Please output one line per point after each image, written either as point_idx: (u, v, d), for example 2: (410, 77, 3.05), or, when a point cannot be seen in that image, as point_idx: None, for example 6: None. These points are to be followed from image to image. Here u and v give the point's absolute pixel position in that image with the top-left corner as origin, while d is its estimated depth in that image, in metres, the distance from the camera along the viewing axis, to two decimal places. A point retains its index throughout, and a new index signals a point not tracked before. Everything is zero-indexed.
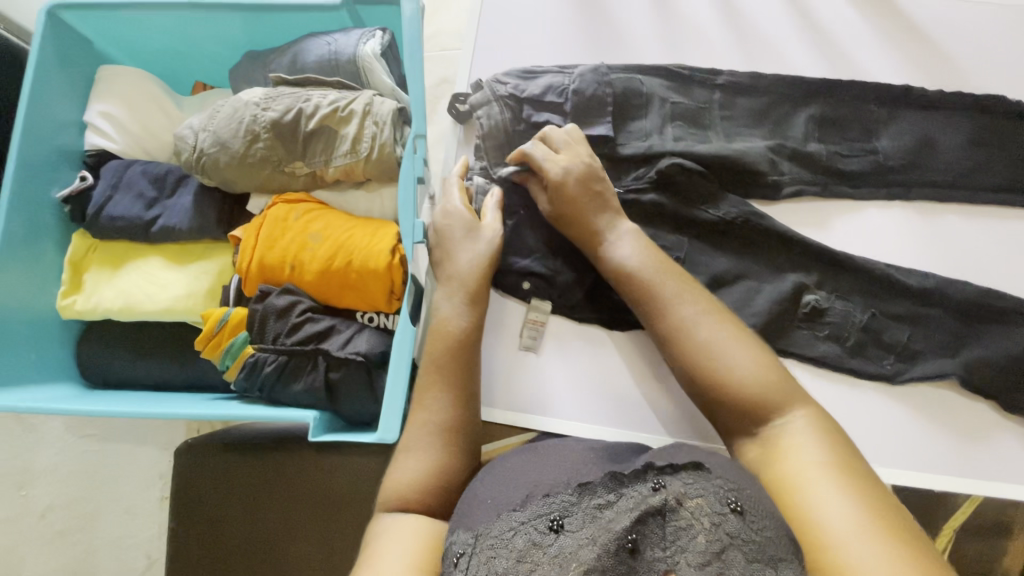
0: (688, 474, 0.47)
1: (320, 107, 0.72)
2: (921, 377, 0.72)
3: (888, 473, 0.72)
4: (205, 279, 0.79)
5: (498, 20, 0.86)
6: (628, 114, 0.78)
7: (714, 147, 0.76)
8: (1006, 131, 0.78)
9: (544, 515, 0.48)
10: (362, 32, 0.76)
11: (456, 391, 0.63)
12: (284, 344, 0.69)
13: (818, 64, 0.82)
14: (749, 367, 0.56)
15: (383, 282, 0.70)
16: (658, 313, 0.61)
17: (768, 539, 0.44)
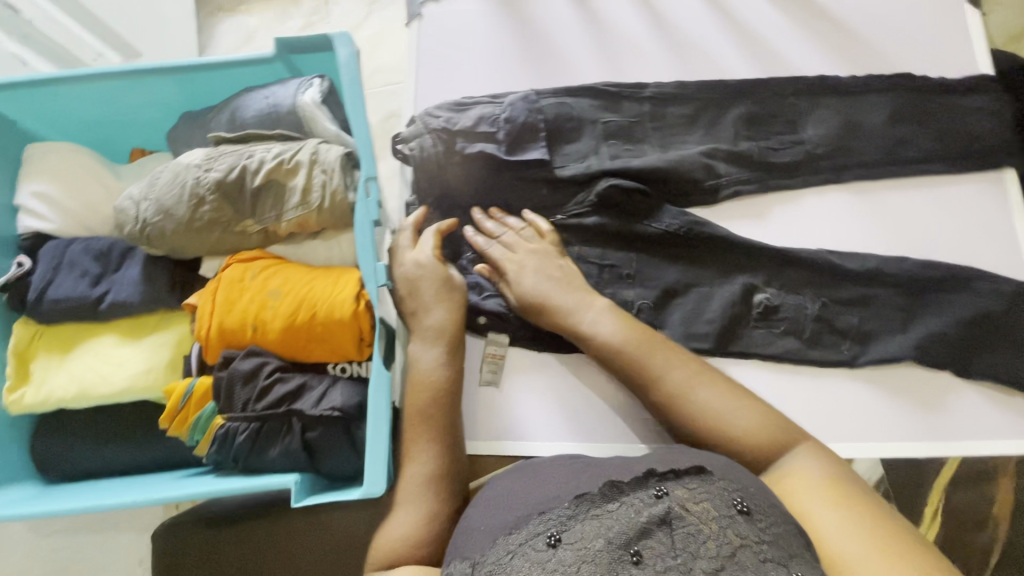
0: (691, 478, 0.48)
1: (265, 162, 0.70)
2: (877, 360, 0.75)
3: (867, 452, 0.74)
4: (165, 350, 0.75)
5: (428, 55, 0.87)
6: (562, 138, 0.79)
7: (649, 160, 0.78)
8: (919, 105, 0.82)
9: (541, 533, 0.47)
10: (300, 82, 0.75)
11: (443, 441, 0.63)
12: (254, 410, 0.66)
13: (738, 63, 0.85)
14: (751, 421, 0.55)
15: (352, 330, 0.68)
16: (648, 382, 0.60)
17: (777, 537, 0.45)
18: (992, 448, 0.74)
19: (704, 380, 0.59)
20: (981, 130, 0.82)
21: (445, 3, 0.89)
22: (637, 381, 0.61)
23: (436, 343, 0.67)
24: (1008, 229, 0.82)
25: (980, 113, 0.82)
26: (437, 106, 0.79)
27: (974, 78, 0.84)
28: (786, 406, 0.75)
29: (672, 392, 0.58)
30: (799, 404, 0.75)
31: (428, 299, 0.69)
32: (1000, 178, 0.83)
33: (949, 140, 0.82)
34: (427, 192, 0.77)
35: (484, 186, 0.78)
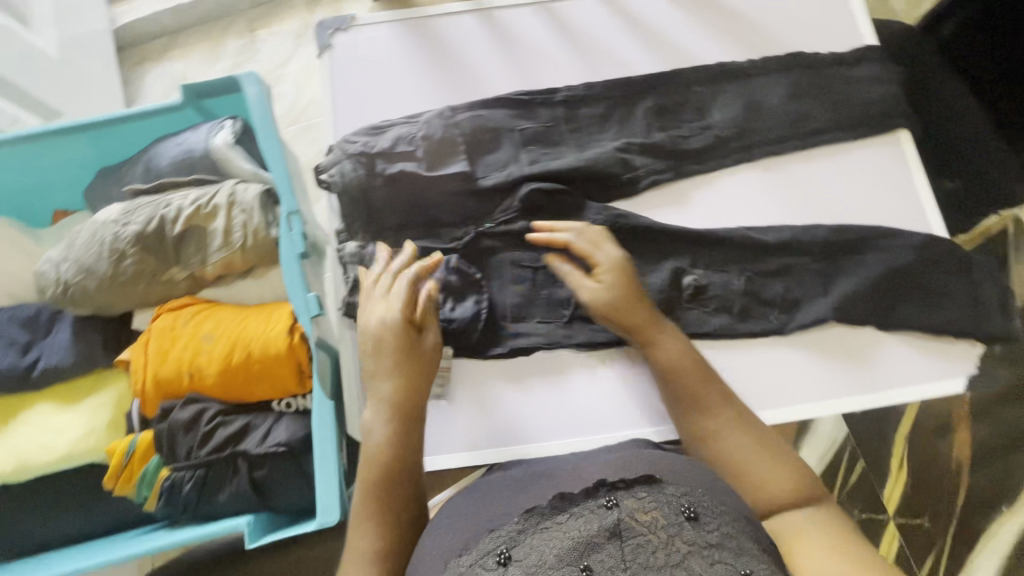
0: (641, 488, 0.49)
1: (182, 209, 0.70)
2: (804, 324, 0.78)
3: (803, 413, 0.77)
4: (106, 410, 0.74)
5: (344, 84, 0.88)
6: (482, 149, 0.81)
7: (567, 162, 0.81)
8: (815, 80, 0.87)
9: (491, 550, 0.47)
10: (211, 126, 0.76)
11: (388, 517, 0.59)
12: (199, 456, 0.66)
13: (643, 58, 0.89)
14: (784, 476, 0.58)
15: (289, 364, 0.69)
16: (695, 410, 0.65)
17: (723, 538, 0.46)
18: (917, 393, 0.79)
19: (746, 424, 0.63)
20: (875, 96, 0.87)
21: (354, 31, 0.91)
22: (682, 400, 0.66)
23: (385, 415, 0.64)
24: (912, 186, 0.86)
25: (872, 81, 0.87)
26: (355, 131, 0.81)
27: (861, 50, 0.89)
28: (724, 380, 0.78)
29: (717, 427, 0.63)
30: (736, 376, 0.79)
31: (383, 365, 0.66)
32: (896, 141, 0.87)
33: (846, 109, 0.86)
34: (354, 217, 0.77)
35: (412, 203, 0.77)
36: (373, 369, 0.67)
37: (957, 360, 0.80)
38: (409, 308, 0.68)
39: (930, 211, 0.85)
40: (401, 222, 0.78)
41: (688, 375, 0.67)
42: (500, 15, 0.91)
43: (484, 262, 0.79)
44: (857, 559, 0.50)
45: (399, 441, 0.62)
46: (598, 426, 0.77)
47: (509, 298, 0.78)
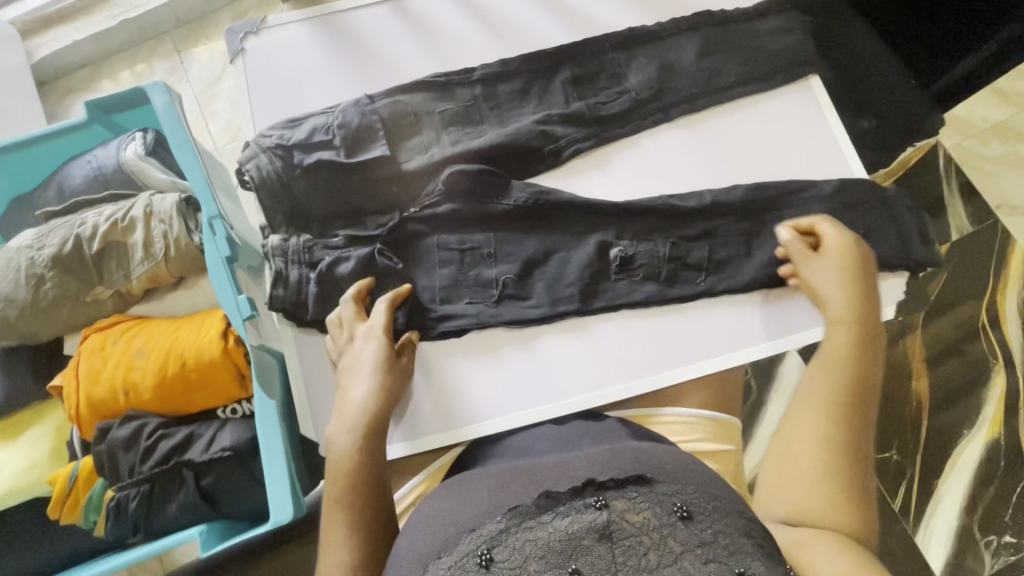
0: (632, 489, 0.50)
1: (98, 225, 0.69)
2: (730, 286, 0.81)
3: (739, 358, 0.79)
4: (45, 442, 0.72)
5: (259, 84, 0.87)
6: (401, 134, 0.81)
7: (490, 138, 0.82)
8: (723, 37, 0.89)
9: (471, 551, 0.46)
10: (121, 140, 0.75)
11: (360, 524, 0.57)
12: (142, 473, 0.65)
13: (556, 31, 0.90)
14: (833, 491, 0.56)
15: (227, 368, 0.68)
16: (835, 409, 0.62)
17: (719, 534, 0.46)
18: None
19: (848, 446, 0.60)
20: (781, 44, 0.89)
21: (265, 33, 0.90)
22: (832, 400, 0.62)
23: (352, 426, 0.63)
24: (826, 126, 0.89)
25: (777, 30, 0.90)
26: (273, 126, 0.81)
27: (765, 3, 0.92)
28: (661, 334, 0.80)
29: (834, 431, 0.60)
30: (678, 328, 0.81)
31: (359, 374, 0.68)
32: (809, 86, 0.90)
33: (756, 59, 0.89)
34: (274, 211, 0.77)
35: (336, 194, 0.78)
36: (345, 384, 0.68)
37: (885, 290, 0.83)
38: (387, 331, 0.72)
39: (845, 149, 0.88)
40: (327, 214, 0.79)
41: (846, 357, 0.66)
42: (410, 3, 0.91)
43: (416, 246, 0.79)
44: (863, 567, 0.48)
45: (367, 450, 0.62)
46: (551, 394, 0.77)
47: (438, 280, 0.79)
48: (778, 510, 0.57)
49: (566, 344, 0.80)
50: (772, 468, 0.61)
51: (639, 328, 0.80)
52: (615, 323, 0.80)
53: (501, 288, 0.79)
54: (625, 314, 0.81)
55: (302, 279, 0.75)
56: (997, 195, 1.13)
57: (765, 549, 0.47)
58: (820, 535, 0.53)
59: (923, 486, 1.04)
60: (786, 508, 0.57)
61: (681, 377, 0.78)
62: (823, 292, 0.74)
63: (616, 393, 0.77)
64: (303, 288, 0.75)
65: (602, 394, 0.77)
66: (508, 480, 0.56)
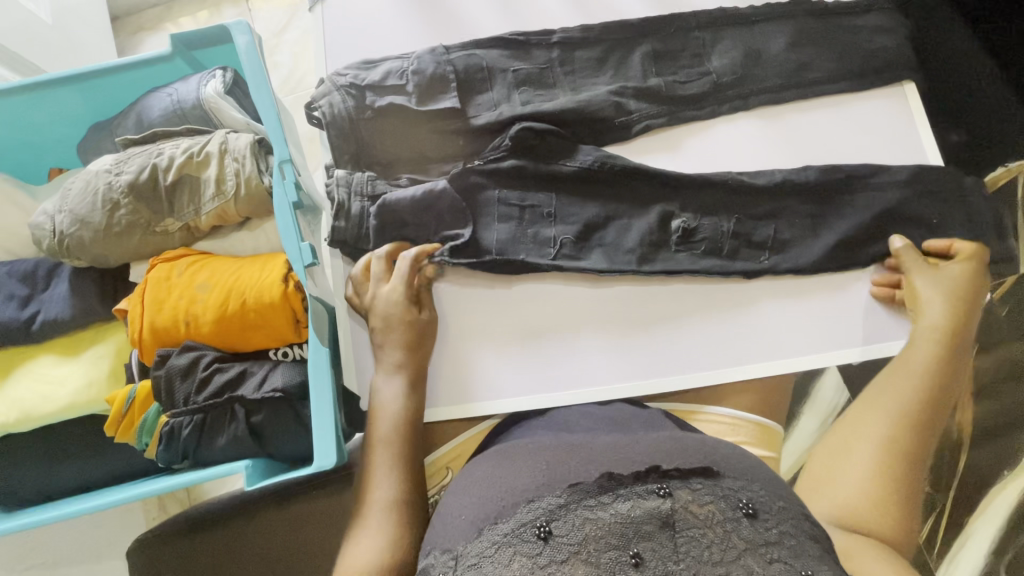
0: (696, 480, 0.50)
1: (175, 158, 0.70)
2: (798, 266, 0.78)
3: (803, 363, 0.76)
4: (105, 360, 0.75)
5: (335, 26, 0.87)
6: (473, 88, 0.80)
7: (561, 103, 0.80)
8: (817, 28, 0.85)
9: (530, 522, 0.48)
10: (201, 76, 0.75)
11: (406, 471, 0.64)
12: (197, 403, 0.67)
13: (641, 3, 0.87)
14: (882, 493, 0.59)
15: (285, 311, 0.69)
16: (909, 422, 0.63)
17: (782, 534, 0.48)
18: None
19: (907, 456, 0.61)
20: (880, 37, 0.84)
21: None
22: (907, 414, 0.64)
23: (400, 379, 0.69)
24: (913, 123, 0.83)
25: (879, 26, 0.85)
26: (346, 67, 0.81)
27: None
28: (719, 327, 0.78)
29: (897, 441, 0.62)
30: (735, 325, 0.78)
31: (393, 332, 0.70)
32: (902, 93, 0.84)
33: (850, 53, 0.84)
34: (342, 151, 0.77)
35: (399, 141, 0.78)
36: (379, 341, 0.71)
37: None
38: (409, 288, 0.72)
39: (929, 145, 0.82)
40: (391, 158, 0.79)
41: (922, 371, 0.67)
42: None
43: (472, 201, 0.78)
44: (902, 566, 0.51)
45: (411, 401, 0.68)
46: (598, 374, 0.76)
47: (495, 236, 0.77)
48: (826, 509, 0.59)
49: (617, 328, 0.78)
50: (818, 471, 0.64)
51: (693, 319, 0.78)
52: (669, 310, 0.78)
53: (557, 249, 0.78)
54: (680, 303, 0.79)
55: (363, 213, 0.75)
56: None
57: (828, 552, 0.49)
58: (867, 540, 0.55)
59: (953, 518, 1.00)
60: (833, 506, 0.59)
61: (728, 377, 0.76)
62: (921, 306, 0.72)
63: (663, 383, 0.75)
64: (364, 222, 0.75)
65: (652, 381, 0.76)
66: (560, 453, 0.56)
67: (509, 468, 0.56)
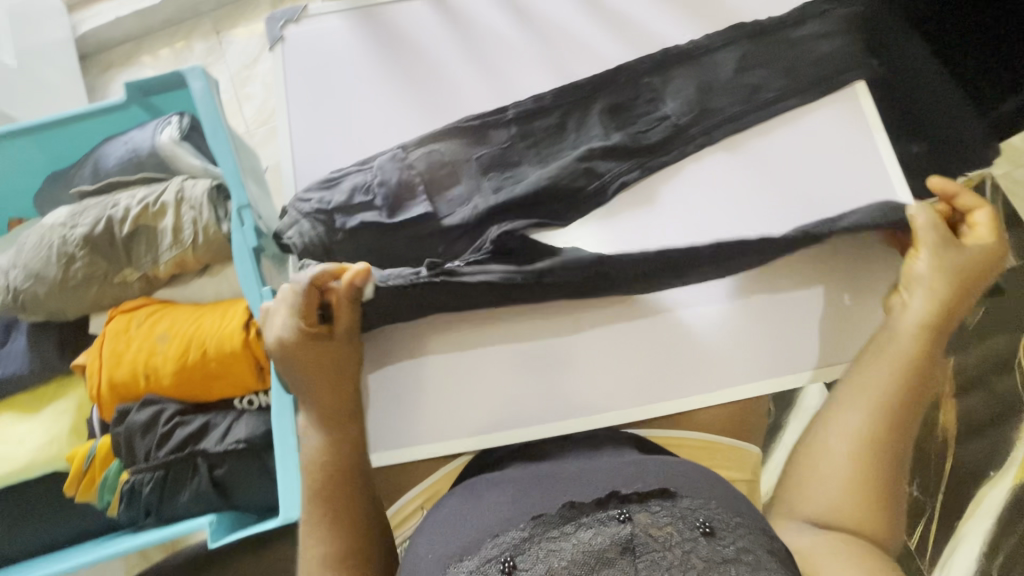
0: (655, 502, 0.51)
1: (130, 209, 0.69)
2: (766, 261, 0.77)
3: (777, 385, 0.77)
4: (66, 417, 0.73)
5: (301, 82, 0.90)
6: (441, 185, 0.80)
7: (535, 178, 0.80)
8: (766, 48, 0.86)
9: (495, 557, 0.48)
10: (156, 123, 0.74)
11: (350, 519, 0.57)
12: (157, 458, 0.65)
13: (601, 32, 0.90)
14: (857, 501, 0.55)
15: (247, 360, 0.68)
16: (893, 415, 0.59)
17: (741, 552, 0.47)
18: None
19: (885, 451, 0.58)
20: (835, 62, 0.85)
21: (306, 23, 0.92)
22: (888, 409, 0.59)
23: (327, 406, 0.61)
24: (878, 168, 0.84)
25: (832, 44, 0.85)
26: (309, 187, 0.80)
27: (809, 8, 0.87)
28: (692, 351, 0.77)
29: (869, 437, 0.58)
30: (709, 351, 0.77)
31: (297, 369, 0.61)
32: (855, 93, 0.85)
33: (806, 78, 0.85)
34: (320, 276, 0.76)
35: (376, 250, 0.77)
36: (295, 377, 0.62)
37: None
38: (305, 311, 0.61)
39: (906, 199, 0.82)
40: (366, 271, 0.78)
41: (908, 359, 0.62)
42: None
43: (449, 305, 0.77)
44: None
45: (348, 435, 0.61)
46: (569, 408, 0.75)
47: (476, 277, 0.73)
48: (804, 511, 0.57)
49: (591, 357, 0.77)
50: (797, 464, 0.60)
51: (666, 345, 0.78)
52: (640, 335, 0.78)
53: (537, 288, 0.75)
54: (651, 329, 0.78)
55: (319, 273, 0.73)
56: None
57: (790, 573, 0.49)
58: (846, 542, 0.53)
59: (941, 524, 1.01)
60: (814, 509, 0.56)
61: (705, 402, 0.76)
62: (911, 279, 0.67)
63: (637, 413, 0.75)
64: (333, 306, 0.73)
65: (627, 412, 0.75)
66: (525, 492, 0.56)
67: (479, 501, 0.57)
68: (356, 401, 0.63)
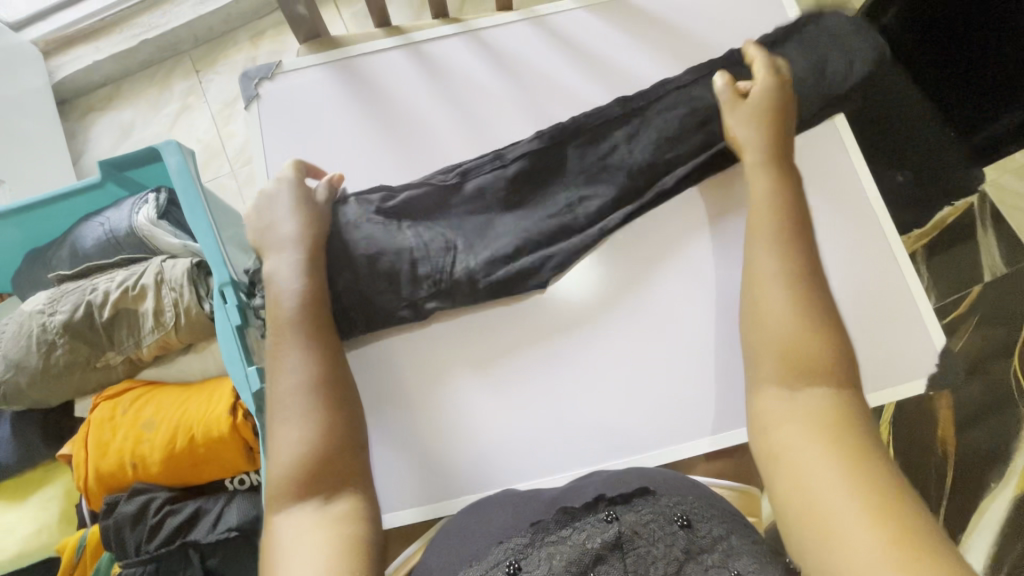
0: (637, 502, 0.57)
1: (110, 292, 0.68)
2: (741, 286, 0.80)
3: None
4: (54, 504, 0.75)
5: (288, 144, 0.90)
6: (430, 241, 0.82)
7: (530, 230, 0.83)
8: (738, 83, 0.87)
9: (501, 561, 0.53)
10: (133, 201, 0.73)
11: (315, 364, 0.63)
12: (148, 552, 0.63)
13: (579, 76, 0.91)
14: (802, 357, 0.59)
15: (235, 442, 0.66)
16: (806, 277, 0.64)
17: (714, 538, 0.54)
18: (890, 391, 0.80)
19: (800, 305, 0.62)
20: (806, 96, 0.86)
21: (281, 78, 0.92)
22: (796, 271, 0.64)
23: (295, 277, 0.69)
24: (861, 202, 0.85)
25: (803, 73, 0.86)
26: None
27: (778, 42, 0.89)
28: (679, 400, 0.78)
29: (790, 291, 0.63)
30: (700, 398, 0.78)
31: (270, 241, 0.73)
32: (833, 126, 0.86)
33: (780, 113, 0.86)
34: None
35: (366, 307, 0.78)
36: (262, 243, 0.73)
37: (914, 350, 0.81)
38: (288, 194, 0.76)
39: (895, 244, 0.83)
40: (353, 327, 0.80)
41: (768, 191, 0.71)
42: (427, 46, 0.93)
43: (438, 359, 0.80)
44: (856, 471, 0.50)
45: (308, 293, 0.69)
46: (563, 460, 0.77)
47: (459, 274, 0.80)
48: (768, 396, 0.59)
49: (585, 410, 0.78)
50: (750, 333, 0.64)
51: (656, 392, 0.79)
52: (631, 383, 0.79)
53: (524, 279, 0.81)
54: (644, 379, 0.79)
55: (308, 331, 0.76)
56: None
57: None
58: (815, 420, 0.54)
59: None
60: (773, 386, 0.59)
61: (695, 449, 0.77)
62: (734, 135, 0.79)
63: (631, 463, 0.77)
64: None
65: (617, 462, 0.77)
66: None
67: (484, 519, 0.66)
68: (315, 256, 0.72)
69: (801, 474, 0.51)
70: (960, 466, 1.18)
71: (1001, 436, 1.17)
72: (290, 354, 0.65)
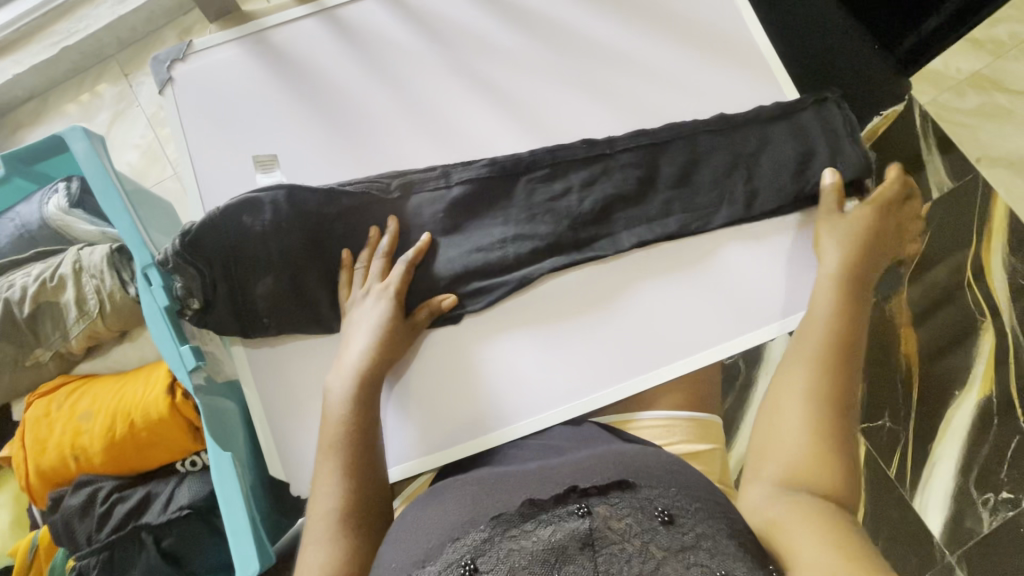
0: (616, 496, 0.55)
1: (30, 290, 0.78)
2: (670, 236, 0.80)
3: (703, 356, 0.77)
4: (5, 509, 0.81)
5: (203, 123, 0.86)
6: (363, 212, 0.77)
7: (453, 262, 0.78)
8: (655, 19, 0.88)
9: (455, 561, 0.50)
10: (42, 193, 0.82)
11: (356, 485, 0.63)
12: (101, 538, 0.70)
13: (498, 23, 0.89)
14: (821, 440, 0.61)
15: (174, 423, 0.72)
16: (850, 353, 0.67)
17: (698, 535, 0.52)
18: None
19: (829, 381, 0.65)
20: (776, 193, 0.81)
21: (193, 58, 0.88)
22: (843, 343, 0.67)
23: (351, 377, 0.68)
24: (796, 117, 0.84)
25: (787, 163, 0.82)
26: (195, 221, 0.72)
27: None
28: (626, 337, 0.78)
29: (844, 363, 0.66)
30: (649, 331, 0.78)
31: (370, 299, 0.74)
32: (753, 46, 0.87)
33: (703, 46, 0.87)
34: (232, 324, 0.73)
35: (297, 281, 0.74)
36: (349, 337, 0.72)
37: None
38: (388, 248, 0.76)
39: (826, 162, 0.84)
40: (285, 317, 0.74)
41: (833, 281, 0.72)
42: (341, 12, 0.90)
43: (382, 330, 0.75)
44: (835, 534, 0.52)
45: (359, 413, 0.67)
46: (516, 411, 0.76)
47: (374, 271, 0.75)
48: (781, 459, 0.61)
49: (535, 361, 0.77)
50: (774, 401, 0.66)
51: (605, 335, 0.78)
52: (573, 375, 0.77)
53: (449, 284, 0.77)
54: (592, 326, 0.79)
55: (235, 314, 0.73)
56: (976, 150, 1.30)
57: (744, 548, 0.52)
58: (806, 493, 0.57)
59: None
60: (782, 457, 0.61)
61: (647, 383, 0.77)
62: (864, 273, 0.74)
63: (586, 405, 0.76)
64: (256, 335, 0.74)
65: (567, 409, 0.76)
66: (477, 510, 0.56)
67: (435, 503, 0.61)
68: (405, 334, 0.74)
69: (789, 542, 0.53)
70: (924, 378, 1.21)
71: (954, 346, 1.21)
72: (336, 406, 0.67)
